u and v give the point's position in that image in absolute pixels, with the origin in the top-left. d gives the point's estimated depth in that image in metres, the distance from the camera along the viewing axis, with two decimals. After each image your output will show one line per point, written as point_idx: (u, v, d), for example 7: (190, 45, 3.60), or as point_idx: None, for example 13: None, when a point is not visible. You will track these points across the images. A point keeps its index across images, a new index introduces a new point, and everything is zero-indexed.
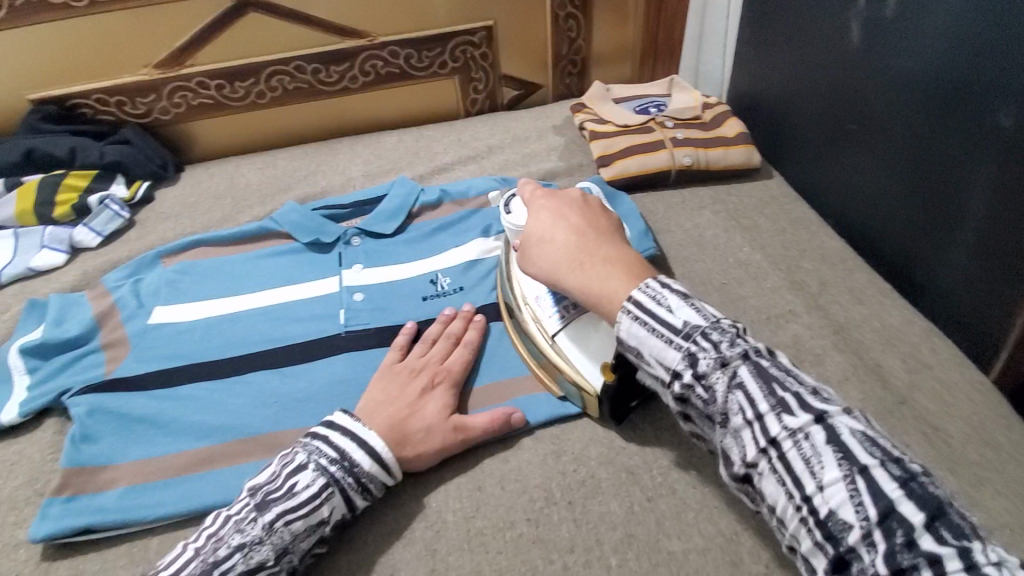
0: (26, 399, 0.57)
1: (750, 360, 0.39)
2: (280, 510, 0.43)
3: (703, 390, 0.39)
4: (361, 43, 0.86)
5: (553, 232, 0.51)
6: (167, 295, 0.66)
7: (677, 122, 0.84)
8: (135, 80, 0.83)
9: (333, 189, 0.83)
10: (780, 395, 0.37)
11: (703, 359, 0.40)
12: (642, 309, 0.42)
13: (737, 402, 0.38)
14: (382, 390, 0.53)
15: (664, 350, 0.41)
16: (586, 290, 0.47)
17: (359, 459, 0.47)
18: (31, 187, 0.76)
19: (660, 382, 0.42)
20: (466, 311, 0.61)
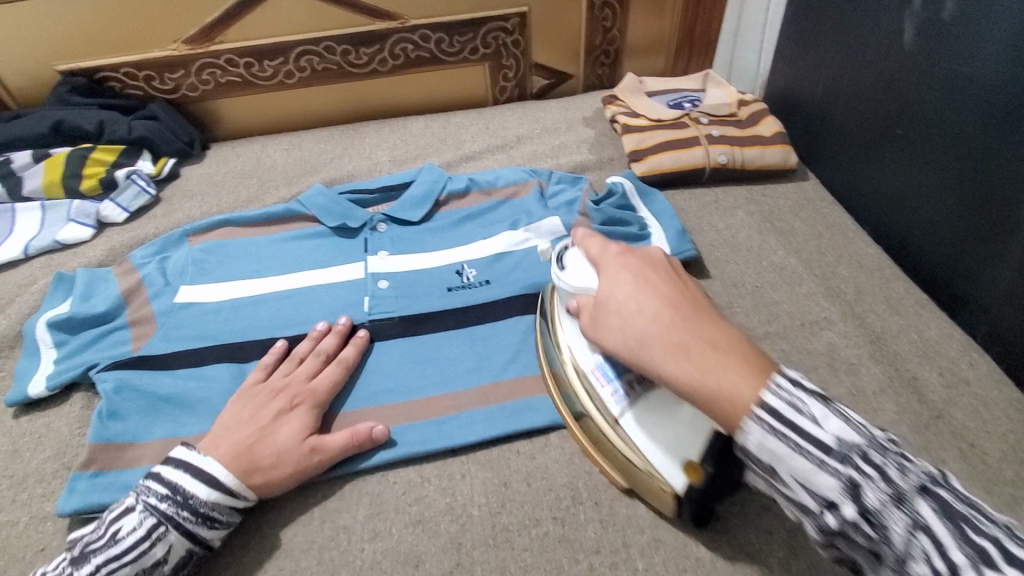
0: (53, 372, 0.57)
1: (927, 491, 0.31)
2: (100, 560, 0.42)
3: (870, 528, 0.31)
4: (392, 25, 0.85)
5: (635, 302, 0.42)
6: (193, 275, 0.65)
7: (712, 118, 0.82)
8: (164, 55, 0.82)
9: (359, 173, 0.82)
10: (975, 542, 0.29)
11: (868, 490, 0.31)
12: (776, 417, 0.34)
13: (922, 547, 0.30)
14: (235, 414, 0.50)
15: (813, 473, 0.33)
16: (688, 378, 0.37)
17: (194, 491, 0.44)
18: (59, 159, 0.76)
19: (805, 510, 0.34)
20: (340, 328, 0.59)
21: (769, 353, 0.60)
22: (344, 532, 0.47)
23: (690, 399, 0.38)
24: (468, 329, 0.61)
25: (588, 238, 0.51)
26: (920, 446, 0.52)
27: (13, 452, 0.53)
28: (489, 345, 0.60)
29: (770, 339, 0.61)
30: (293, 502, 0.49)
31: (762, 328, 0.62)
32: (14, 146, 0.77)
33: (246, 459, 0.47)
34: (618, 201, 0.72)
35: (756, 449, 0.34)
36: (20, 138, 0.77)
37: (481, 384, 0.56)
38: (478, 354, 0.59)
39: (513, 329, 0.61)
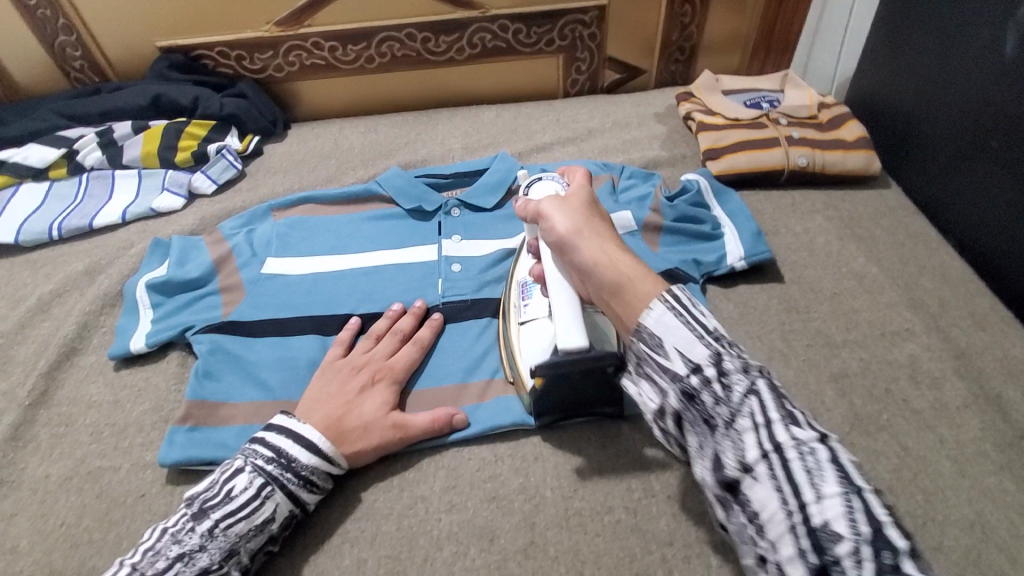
0: (152, 331, 0.61)
1: (767, 373, 0.37)
2: (218, 515, 0.44)
3: (719, 387, 0.37)
4: (473, 15, 0.86)
5: (594, 216, 0.50)
6: (278, 248, 0.68)
7: (792, 120, 0.81)
8: (256, 36, 0.85)
9: (433, 159, 0.84)
10: (789, 409, 0.35)
11: (728, 361, 0.38)
12: (677, 301, 0.41)
13: (751, 407, 0.35)
14: (321, 387, 0.52)
15: (692, 343, 0.39)
16: (615, 266, 0.45)
17: (296, 455, 0.47)
18: (157, 131, 0.80)
19: (673, 373, 0.39)
20: (418, 309, 0.60)
21: (847, 361, 0.59)
22: (422, 502, 0.49)
23: (607, 284, 0.45)
24: None
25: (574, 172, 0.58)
26: (1005, 464, 0.51)
27: (116, 401, 0.57)
28: None
29: (848, 347, 0.60)
30: (375, 469, 0.51)
31: (841, 335, 0.61)
32: (117, 116, 0.82)
33: (334, 428, 0.49)
34: (691, 199, 0.72)
35: (653, 322, 0.41)
36: (123, 109, 0.81)
37: None
38: None
39: None
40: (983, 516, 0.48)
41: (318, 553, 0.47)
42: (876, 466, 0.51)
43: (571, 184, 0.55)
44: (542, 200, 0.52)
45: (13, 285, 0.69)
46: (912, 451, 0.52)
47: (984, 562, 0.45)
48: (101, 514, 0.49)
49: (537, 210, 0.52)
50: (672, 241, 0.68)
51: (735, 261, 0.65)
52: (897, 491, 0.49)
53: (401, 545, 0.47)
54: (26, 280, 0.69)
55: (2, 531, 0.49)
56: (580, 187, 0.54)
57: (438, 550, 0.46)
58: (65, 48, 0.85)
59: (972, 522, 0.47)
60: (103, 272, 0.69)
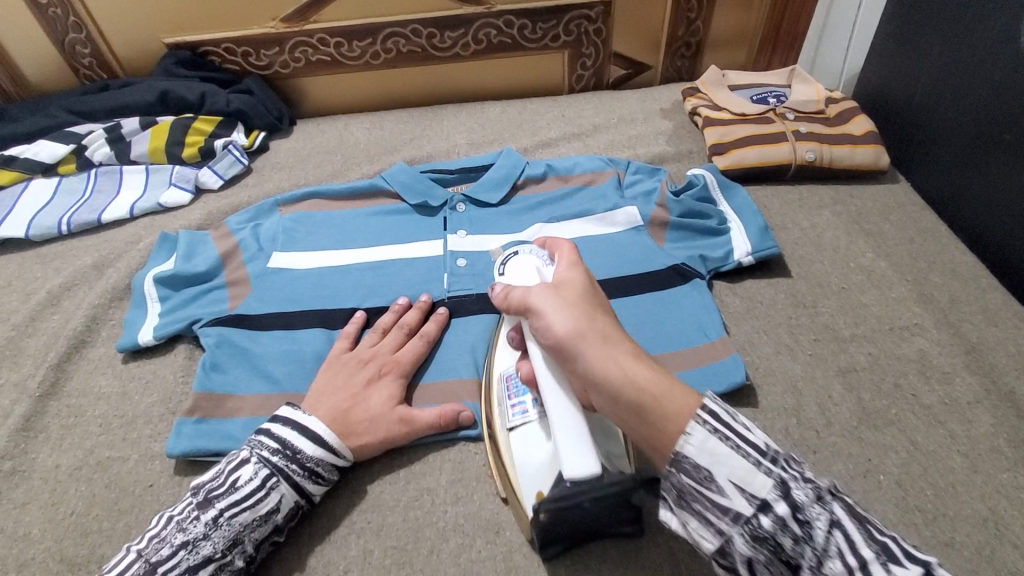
0: (160, 324, 0.61)
1: (837, 494, 0.34)
2: (223, 504, 0.44)
3: (800, 527, 0.33)
4: (478, 10, 0.86)
5: (594, 310, 0.43)
6: (285, 242, 0.69)
7: (799, 115, 0.80)
8: (262, 32, 0.85)
9: (438, 154, 0.84)
10: (878, 538, 0.32)
11: (797, 489, 0.33)
12: (721, 422, 0.35)
13: (836, 543, 0.32)
14: (328, 381, 0.53)
15: (751, 475, 0.34)
16: (632, 379, 0.38)
17: (301, 446, 0.47)
18: (164, 127, 0.80)
19: (736, 515, 0.34)
20: (423, 303, 0.61)
21: (855, 356, 0.58)
22: (428, 494, 0.49)
23: (625, 403, 0.38)
24: None
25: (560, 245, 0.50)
26: (1017, 460, 0.50)
27: (124, 393, 0.58)
28: None
29: (856, 342, 0.59)
30: (381, 462, 0.51)
31: (849, 330, 0.60)
32: (124, 112, 0.82)
33: (341, 421, 0.49)
34: (698, 193, 0.71)
35: (698, 452, 0.35)
36: (130, 105, 0.82)
37: None
38: None
39: None
40: (993, 510, 0.47)
41: (325, 544, 0.47)
42: (885, 461, 0.50)
43: (560, 263, 0.48)
44: (534, 293, 0.45)
45: (23, 279, 0.70)
46: (922, 446, 0.52)
47: (995, 557, 0.45)
48: (110, 504, 0.50)
49: (527, 302, 0.45)
50: (678, 236, 0.68)
51: (741, 256, 0.65)
52: (906, 485, 0.49)
53: (407, 536, 0.47)
54: (35, 275, 0.70)
55: (12, 520, 0.49)
56: (572, 272, 0.47)
57: (444, 542, 0.46)
58: (74, 44, 0.86)
59: (982, 516, 0.47)
60: (111, 266, 0.70)
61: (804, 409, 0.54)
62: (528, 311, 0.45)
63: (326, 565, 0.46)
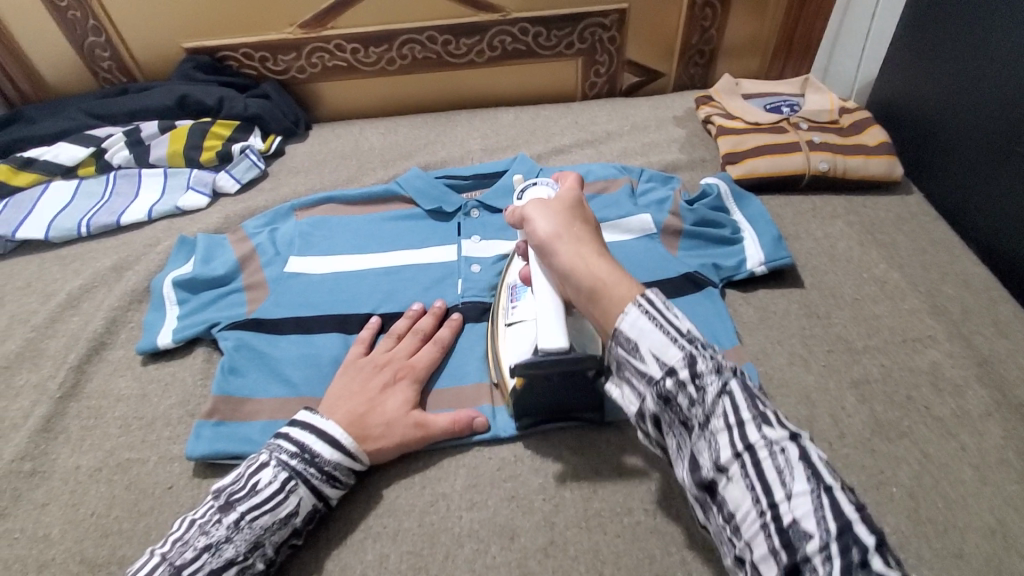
0: (179, 327, 0.62)
1: (740, 375, 0.39)
2: (244, 508, 0.44)
3: (694, 391, 0.38)
4: (494, 17, 0.87)
5: (577, 221, 0.50)
6: (301, 247, 0.69)
7: (813, 124, 0.81)
8: (279, 38, 0.86)
9: (452, 160, 0.84)
10: (761, 409, 0.37)
11: (701, 362, 0.39)
12: (652, 306, 0.41)
13: (723, 407, 0.38)
14: (344, 385, 0.53)
15: (665, 347, 0.40)
16: (591, 270, 0.45)
17: (320, 450, 0.48)
18: (182, 131, 0.81)
19: (648, 378, 0.40)
20: (438, 310, 0.61)
21: (868, 367, 0.58)
22: (443, 499, 0.50)
23: (583, 287, 0.46)
24: None
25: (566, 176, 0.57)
26: None
27: (144, 395, 0.59)
28: None
29: (869, 353, 0.60)
30: (396, 466, 0.52)
31: (862, 341, 0.61)
32: (143, 116, 0.83)
33: (358, 425, 0.50)
34: (711, 202, 0.71)
35: (629, 327, 0.41)
36: (149, 109, 0.83)
37: None
38: None
39: None
40: (1006, 524, 0.47)
41: (342, 547, 0.47)
42: (897, 473, 0.51)
43: (563, 185, 0.55)
44: (528, 203, 0.53)
45: (43, 280, 0.71)
46: (934, 458, 0.52)
47: (1009, 572, 0.45)
48: (130, 505, 0.51)
49: (521, 213, 0.53)
50: (691, 245, 0.68)
51: (755, 265, 0.65)
52: (918, 497, 0.49)
53: (422, 541, 0.47)
54: (56, 276, 0.71)
55: (34, 520, 0.50)
56: (568, 190, 0.54)
57: (459, 547, 0.47)
58: (94, 48, 0.87)
59: (995, 530, 0.47)
60: (130, 268, 0.71)
61: (817, 420, 0.54)
62: (522, 220, 0.52)
63: (343, 569, 0.46)
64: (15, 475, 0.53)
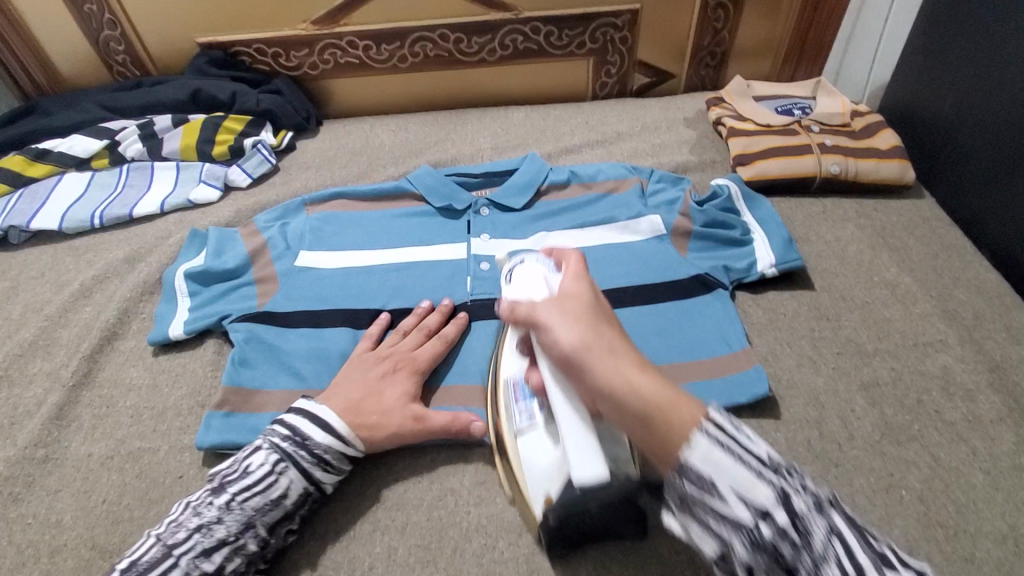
0: (190, 318, 0.62)
1: (834, 504, 0.35)
2: (235, 489, 0.45)
3: (798, 535, 0.33)
4: (506, 16, 0.87)
5: (599, 324, 0.43)
6: (312, 242, 0.70)
7: (824, 127, 0.80)
8: (293, 34, 0.87)
9: (462, 158, 0.84)
10: (871, 546, 0.34)
11: (797, 499, 0.34)
12: (725, 432, 0.35)
13: (834, 550, 0.33)
14: (346, 375, 0.54)
15: (753, 484, 0.34)
16: (635, 388, 0.39)
17: (311, 433, 0.48)
18: (195, 125, 0.82)
19: (737, 523, 0.34)
20: (445, 308, 0.61)
21: (878, 371, 0.58)
22: (451, 494, 0.50)
23: (629, 411, 0.39)
24: None
25: (564, 254, 0.51)
26: None
27: (154, 385, 0.59)
28: None
29: (879, 357, 0.59)
30: (405, 460, 0.52)
31: (872, 344, 0.60)
32: (156, 109, 0.84)
33: (354, 413, 0.50)
34: (722, 204, 0.71)
35: (703, 462, 0.35)
36: (163, 102, 0.83)
37: None
38: None
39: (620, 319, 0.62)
40: (1017, 529, 0.47)
41: (350, 540, 0.47)
42: (907, 476, 0.50)
43: (566, 274, 0.48)
44: (538, 306, 0.46)
45: (57, 270, 0.71)
46: (944, 462, 0.51)
47: None
48: (141, 494, 0.51)
49: (534, 317, 0.46)
50: (702, 245, 0.68)
51: (765, 267, 0.65)
52: (927, 501, 0.49)
53: (430, 535, 0.48)
54: (69, 266, 0.72)
55: (45, 507, 0.50)
56: (575, 278, 0.47)
57: (467, 542, 0.47)
58: (109, 42, 0.88)
59: (1005, 535, 0.47)
60: (142, 260, 0.71)
61: (826, 422, 0.54)
62: (534, 325, 0.46)
63: (351, 561, 0.46)
64: (27, 461, 0.53)
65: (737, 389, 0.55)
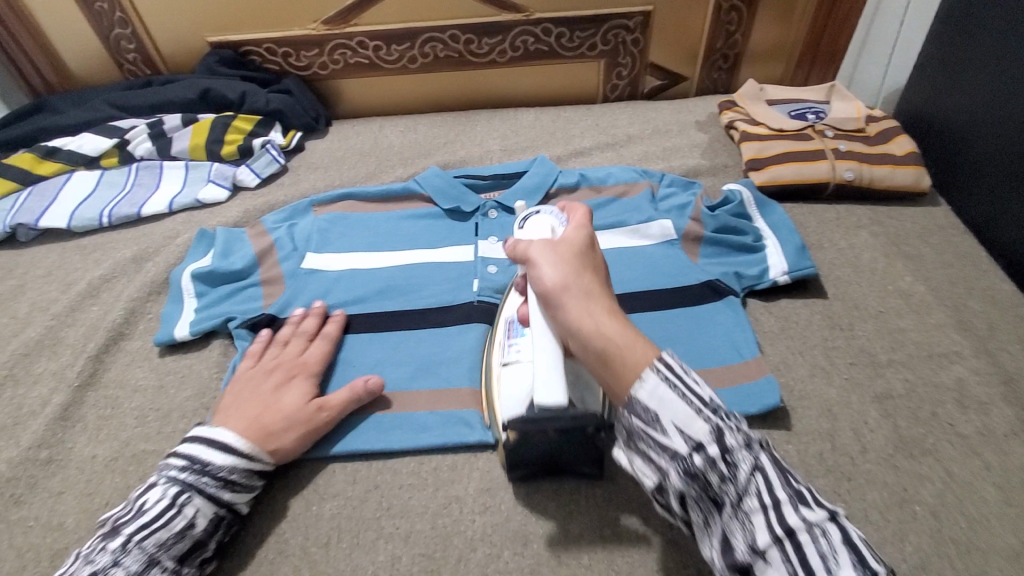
0: (196, 320, 0.62)
1: (767, 449, 0.39)
2: (131, 530, 0.43)
3: (725, 467, 0.37)
4: (517, 17, 0.86)
5: (584, 268, 0.46)
6: (319, 243, 0.69)
7: (838, 132, 0.79)
8: (303, 34, 0.87)
9: (471, 160, 0.84)
10: (796, 488, 0.38)
11: (729, 436, 0.38)
12: (672, 373, 0.40)
13: (757, 486, 0.37)
14: (236, 398, 0.52)
15: (691, 419, 0.39)
16: (602, 330, 0.42)
17: (211, 458, 0.46)
18: (204, 124, 0.81)
19: (674, 453, 0.38)
20: (319, 309, 0.61)
21: (892, 382, 0.57)
22: (456, 502, 0.49)
23: (591, 349, 0.42)
24: None
25: (574, 209, 0.53)
26: None
27: (160, 387, 0.59)
28: None
29: (893, 367, 0.58)
30: (411, 466, 0.52)
31: (886, 355, 0.59)
32: (166, 108, 0.84)
33: (256, 428, 0.49)
34: (734, 209, 0.70)
35: (648, 394, 0.40)
36: (172, 102, 0.83)
37: None
38: None
39: (631, 324, 0.61)
40: None
41: (353, 547, 0.47)
42: (920, 490, 0.49)
43: (570, 223, 0.51)
44: (532, 244, 0.48)
45: (64, 269, 0.71)
46: (958, 477, 0.50)
47: None
48: None
49: (525, 253, 0.48)
50: (713, 251, 0.67)
51: (778, 275, 0.64)
52: (941, 516, 0.48)
53: (434, 544, 0.47)
54: (76, 265, 0.72)
55: (47, 509, 0.50)
56: (574, 228, 0.50)
57: (471, 550, 0.46)
58: (120, 40, 0.88)
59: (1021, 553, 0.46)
60: (150, 260, 0.71)
61: (839, 435, 0.53)
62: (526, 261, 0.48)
63: (354, 570, 0.46)
64: (30, 462, 0.53)
65: (750, 398, 0.54)
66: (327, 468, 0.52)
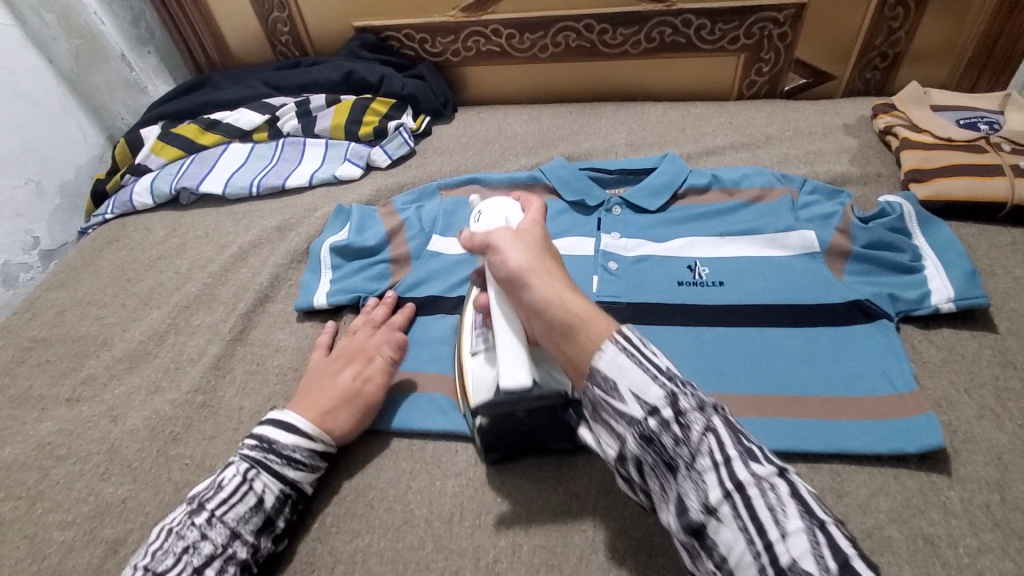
0: (334, 290, 0.66)
1: (720, 410, 0.37)
2: (213, 505, 0.45)
3: (677, 429, 0.36)
4: (657, 8, 0.83)
5: (540, 253, 0.47)
6: (445, 226, 0.71)
7: (1018, 146, 0.70)
8: (442, 21, 0.89)
9: (596, 152, 0.82)
10: (746, 444, 0.35)
11: (684, 398, 0.36)
12: (629, 341, 0.39)
13: (709, 445, 0.35)
14: (310, 381, 0.54)
15: (647, 385, 0.37)
16: (563, 302, 0.43)
17: (277, 437, 0.49)
18: (346, 105, 0.86)
19: (630, 419, 0.37)
20: (391, 299, 0.63)
21: None
22: (576, 500, 0.49)
23: (556, 326, 0.42)
24: (707, 329, 0.59)
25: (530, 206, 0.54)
26: None
27: (299, 349, 0.63)
28: (728, 350, 0.57)
29: None
30: (529, 459, 0.52)
31: None
32: (312, 89, 0.89)
33: (323, 414, 0.51)
34: (890, 223, 0.64)
35: (606, 366, 0.38)
36: (318, 83, 0.89)
37: (709, 393, 0.54)
38: (709, 356, 0.57)
39: (764, 337, 0.58)
40: None
41: (474, 528, 0.48)
42: None
43: (529, 216, 0.52)
44: (495, 231, 0.49)
45: (219, 231, 0.78)
46: None
47: None
48: None
49: (488, 239, 0.49)
50: (861, 269, 0.61)
51: (942, 301, 0.58)
52: None
53: (555, 538, 0.47)
54: (228, 230, 0.78)
55: (202, 450, 0.55)
56: (530, 215, 0.52)
57: (594, 550, 0.46)
58: (277, 23, 0.94)
59: None
60: (292, 230, 0.76)
61: (1010, 487, 0.47)
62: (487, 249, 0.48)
63: (476, 549, 0.46)
64: (187, 405, 0.59)
65: (904, 436, 0.49)
66: (452, 447, 0.53)
